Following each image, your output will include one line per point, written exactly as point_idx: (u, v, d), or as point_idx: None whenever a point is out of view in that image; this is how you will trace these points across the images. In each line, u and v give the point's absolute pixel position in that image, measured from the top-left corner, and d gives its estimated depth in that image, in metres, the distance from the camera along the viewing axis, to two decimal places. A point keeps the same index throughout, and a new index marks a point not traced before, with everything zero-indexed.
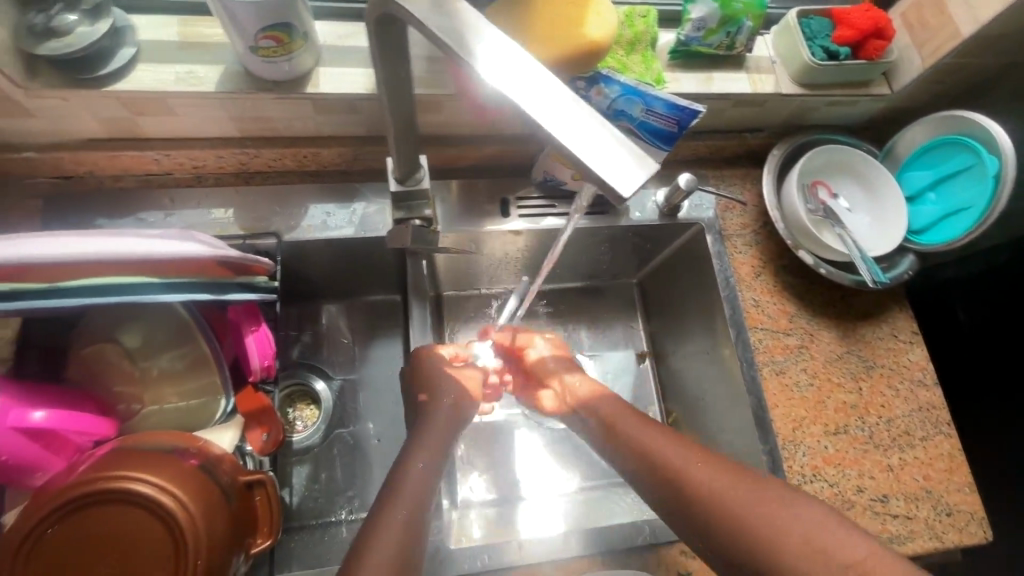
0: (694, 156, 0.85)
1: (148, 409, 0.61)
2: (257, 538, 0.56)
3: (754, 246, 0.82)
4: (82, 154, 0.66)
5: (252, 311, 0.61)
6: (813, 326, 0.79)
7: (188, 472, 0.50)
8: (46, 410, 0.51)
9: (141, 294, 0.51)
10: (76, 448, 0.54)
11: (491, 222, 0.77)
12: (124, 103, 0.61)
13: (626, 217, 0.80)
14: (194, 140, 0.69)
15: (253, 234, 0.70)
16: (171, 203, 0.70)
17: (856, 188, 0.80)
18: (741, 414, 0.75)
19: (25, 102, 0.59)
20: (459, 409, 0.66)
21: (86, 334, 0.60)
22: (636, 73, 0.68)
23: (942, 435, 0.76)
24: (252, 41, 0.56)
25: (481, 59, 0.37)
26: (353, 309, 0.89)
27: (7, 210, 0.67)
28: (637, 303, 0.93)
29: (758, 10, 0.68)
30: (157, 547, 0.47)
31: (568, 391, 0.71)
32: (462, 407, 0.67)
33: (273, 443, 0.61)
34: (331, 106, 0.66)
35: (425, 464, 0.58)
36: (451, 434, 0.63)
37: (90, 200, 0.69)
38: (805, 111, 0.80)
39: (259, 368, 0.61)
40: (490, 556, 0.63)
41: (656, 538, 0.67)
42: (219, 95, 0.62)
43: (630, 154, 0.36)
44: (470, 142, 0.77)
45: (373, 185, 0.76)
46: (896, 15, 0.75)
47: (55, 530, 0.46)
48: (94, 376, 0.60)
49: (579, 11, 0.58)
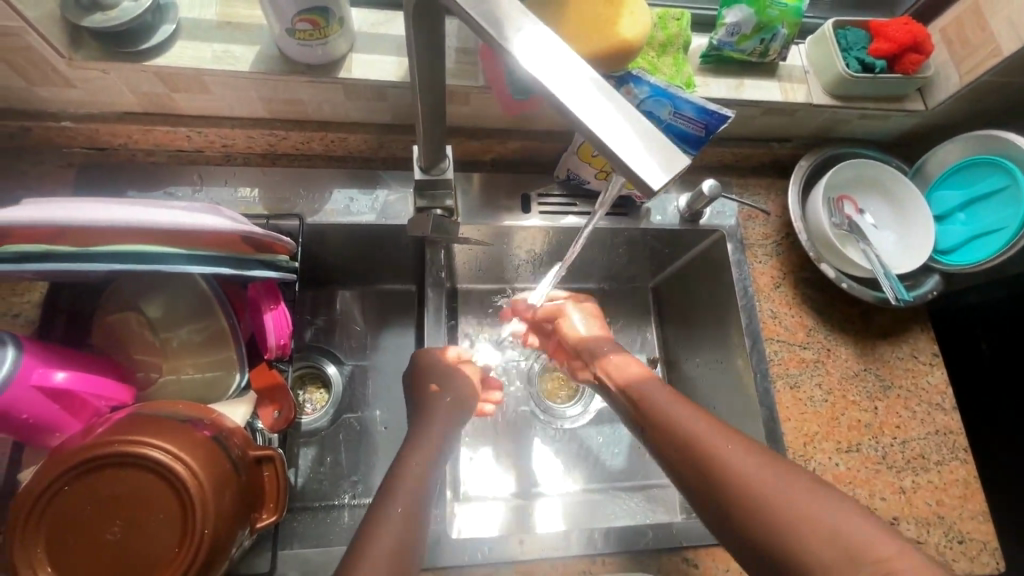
0: (720, 163, 0.84)
1: (165, 378, 0.61)
2: (263, 513, 0.57)
3: (775, 256, 0.81)
4: (116, 127, 0.68)
5: (271, 289, 0.62)
6: (831, 341, 0.78)
7: (200, 442, 0.51)
8: (68, 371, 0.53)
9: (165, 264, 0.51)
10: (94, 411, 0.55)
11: (510, 217, 0.77)
12: (162, 79, 0.63)
13: (646, 220, 0.80)
14: (224, 118, 0.70)
15: (276, 214, 0.71)
16: (199, 179, 0.71)
17: (882, 204, 0.78)
18: (751, 427, 0.74)
19: (68, 72, 0.60)
20: (462, 405, 0.67)
21: (110, 302, 0.62)
22: (667, 75, 0.68)
23: (958, 461, 0.74)
24: (289, 23, 0.57)
25: (519, 48, 0.37)
26: (367, 296, 0.90)
27: (42, 177, 0.69)
28: (651, 308, 0.92)
29: (794, 18, 0.67)
30: (167, 513, 0.48)
31: (609, 371, 0.68)
32: (467, 405, 0.67)
33: (284, 420, 0.62)
34: (361, 92, 0.67)
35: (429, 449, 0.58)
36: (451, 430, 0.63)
37: (122, 172, 0.71)
38: (836, 124, 0.79)
39: (275, 346, 0.62)
40: (490, 548, 0.63)
41: (659, 543, 0.66)
42: (253, 75, 0.63)
43: (663, 148, 0.35)
44: (496, 135, 0.77)
45: (396, 174, 0.77)
46: (935, 31, 0.74)
47: (71, 488, 0.47)
48: (116, 345, 0.61)
49: (614, 10, 0.58)
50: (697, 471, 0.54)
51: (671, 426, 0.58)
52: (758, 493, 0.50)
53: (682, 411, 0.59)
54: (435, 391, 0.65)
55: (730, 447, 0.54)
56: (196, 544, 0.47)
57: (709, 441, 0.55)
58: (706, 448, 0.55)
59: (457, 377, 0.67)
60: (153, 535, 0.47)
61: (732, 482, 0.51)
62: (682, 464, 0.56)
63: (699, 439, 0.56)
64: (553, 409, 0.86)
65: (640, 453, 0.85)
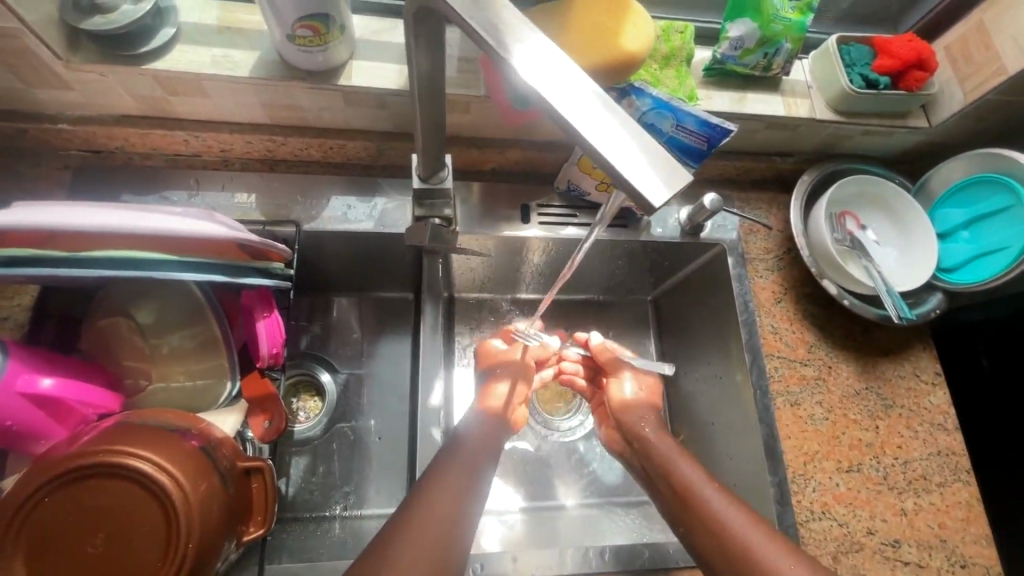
0: (721, 176, 0.84)
1: (155, 386, 0.60)
2: (251, 526, 0.55)
3: (776, 271, 0.80)
4: (114, 129, 0.67)
5: (265, 296, 0.61)
6: (832, 358, 0.77)
7: (187, 453, 0.50)
8: (55, 378, 0.52)
9: (157, 271, 0.51)
10: (81, 419, 0.54)
11: (510, 227, 0.76)
12: (160, 83, 0.62)
13: (647, 232, 0.79)
14: (224, 123, 0.70)
15: (273, 220, 0.70)
16: (196, 184, 0.71)
17: (885, 221, 0.78)
18: (750, 445, 0.73)
19: (65, 74, 0.60)
20: (490, 438, 0.65)
21: (101, 307, 0.61)
22: (670, 87, 0.67)
23: (960, 483, 0.73)
24: (290, 29, 0.56)
25: (521, 61, 0.37)
26: (363, 304, 0.89)
27: (37, 178, 0.68)
28: (650, 321, 0.91)
29: (797, 33, 0.67)
30: (150, 526, 0.46)
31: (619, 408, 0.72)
32: (503, 429, 0.67)
33: (276, 431, 0.60)
34: (361, 100, 0.66)
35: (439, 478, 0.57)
36: (485, 461, 0.61)
37: (118, 174, 0.70)
38: (839, 139, 0.79)
39: (267, 355, 0.60)
40: (485, 564, 0.62)
41: (656, 563, 0.65)
42: (253, 80, 0.62)
43: (666, 163, 0.35)
44: (496, 145, 0.76)
45: (394, 181, 0.76)
46: (940, 48, 0.74)
47: (52, 499, 0.46)
48: (106, 349, 0.60)
49: (617, 22, 0.58)
50: (714, 546, 0.55)
51: (687, 485, 0.60)
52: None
53: (698, 474, 0.61)
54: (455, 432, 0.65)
55: (751, 529, 0.55)
56: (180, 558, 0.46)
57: (726, 518, 0.56)
58: (721, 520, 0.56)
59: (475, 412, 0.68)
60: (133, 550, 0.46)
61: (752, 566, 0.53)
62: (693, 540, 0.57)
63: (712, 506, 0.57)
64: (552, 422, 0.85)
65: None
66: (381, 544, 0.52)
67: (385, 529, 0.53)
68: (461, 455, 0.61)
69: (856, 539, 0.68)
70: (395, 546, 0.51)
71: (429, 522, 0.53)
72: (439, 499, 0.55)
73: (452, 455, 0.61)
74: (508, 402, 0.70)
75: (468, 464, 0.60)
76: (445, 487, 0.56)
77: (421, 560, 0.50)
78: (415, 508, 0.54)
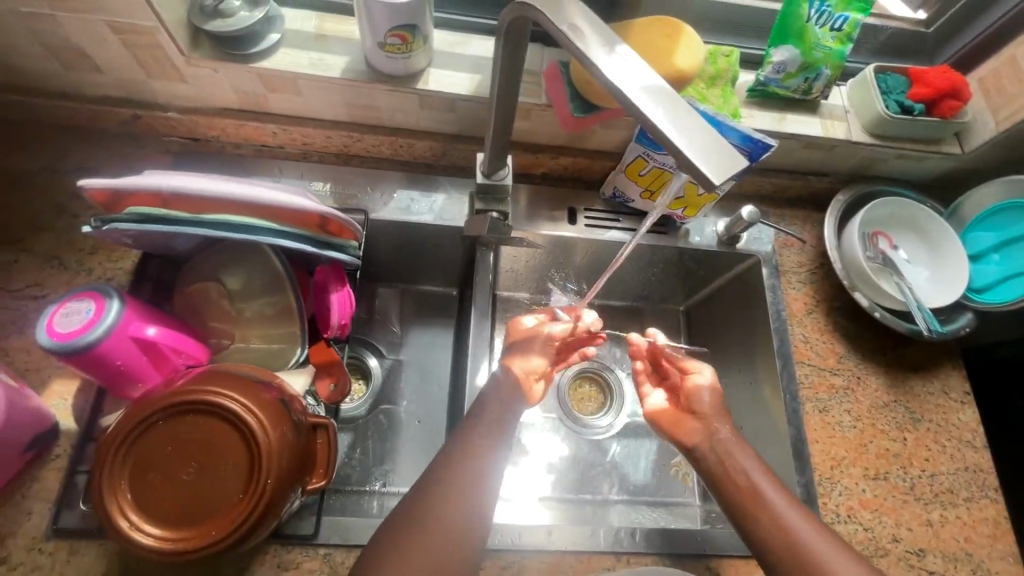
0: (758, 193, 0.88)
1: (235, 346, 0.67)
2: (313, 478, 0.60)
3: (808, 284, 0.84)
4: (214, 120, 0.76)
5: (338, 272, 0.67)
6: (861, 370, 0.80)
7: (269, 401, 0.55)
8: (158, 328, 0.58)
9: (257, 235, 0.58)
10: (174, 368, 0.60)
11: (557, 226, 0.82)
12: (262, 80, 0.70)
13: (685, 239, 0.84)
14: (309, 119, 0.78)
15: (345, 208, 0.77)
16: (278, 172, 0.79)
17: (917, 242, 0.81)
18: (778, 446, 0.75)
19: (183, 68, 0.68)
20: (514, 394, 0.66)
21: (193, 273, 0.68)
22: (715, 105, 0.72)
23: (987, 499, 0.74)
24: (382, 38, 0.64)
25: (606, 64, 0.43)
26: (411, 295, 0.95)
27: (142, 159, 0.77)
28: (682, 329, 0.95)
29: (837, 61, 0.73)
30: (238, 461, 0.52)
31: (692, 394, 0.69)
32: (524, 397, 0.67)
33: (340, 393, 0.67)
34: (434, 103, 0.74)
35: (482, 442, 0.61)
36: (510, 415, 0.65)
37: (211, 159, 0.78)
38: (873, 162, 0.83)
39: (336, 326, 0.67)
40: (520, 534, 0.65)
41: (685, 549, 0.68)
42: (342, 81, 0.70)
43: (727, 151, 0.40)
44: (550, 151, 0.83)
45: (453, 180, 0.83)
46: (974, 80, 0.78)
47: (163, 423, 0.52)
48: (197, 309, 0.67)
49: (671, 43, 0.64)
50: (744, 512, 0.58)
51: (720, 468, 0.63)
52: (821, 571, 0.54)
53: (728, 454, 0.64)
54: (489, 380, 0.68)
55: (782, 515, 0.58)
56: (259, 493, 0.51)
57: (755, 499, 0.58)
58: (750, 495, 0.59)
59: (504, 373, 0.68)
60: (222, 483, 0.52)
61: (790, 541, 0.56)
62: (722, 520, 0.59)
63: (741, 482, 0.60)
64: (583, 420, 0.89)
65: (665, 470, 0.86)
66: (431, 499, 0.56)
67: (431, 481, 0.58)
68: (501, 420, 0.64)
69: (881, 545, 0.70)
70: (448, 500, 0.56)
71: (477, 482, 0.57)
72: (485, 463, 0.59)
73: (477, 418, 0.63)
74: (527, 374, 0.70)
75: (492, 424, 0.63)
76: (490, 453, 0.60)
77: (458, 521, 0.55)
78: (454, 472, 0.58)
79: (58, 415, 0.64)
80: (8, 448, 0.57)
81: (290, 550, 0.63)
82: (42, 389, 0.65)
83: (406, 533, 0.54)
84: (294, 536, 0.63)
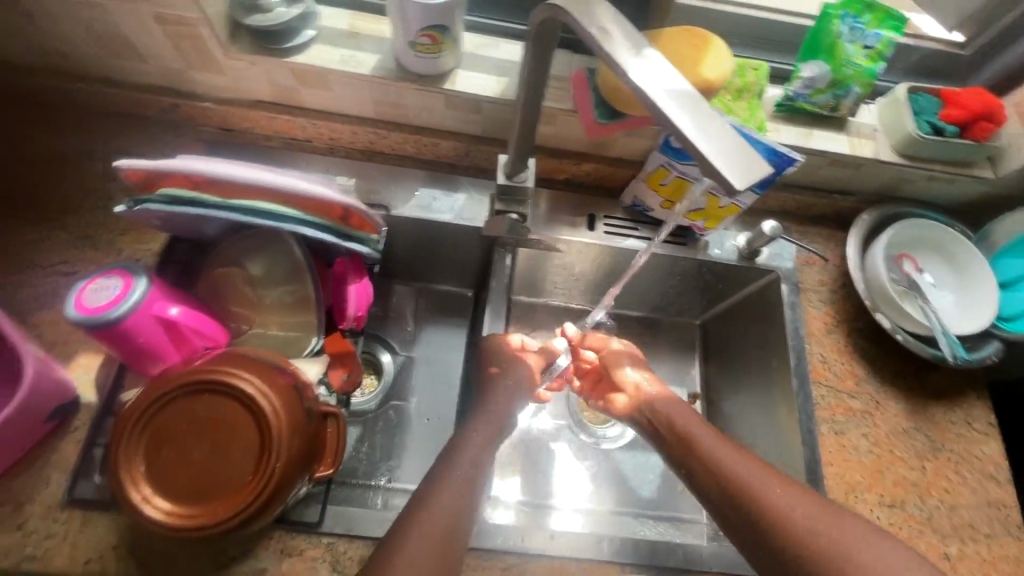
0: (781, 209, 0.87)
1: (253, 331, 0.68)
2: (320, 465, 0.61)
3: (829, 303, 0.83)
4: (246, 111, 0.78)
5: (357, 265, 0.68)
6: (881, 394, 0.78)
7: (282, 386, 0.56)
8: (181, 308, 0.60)
9: (282, 223, 0.59)
10: (193, 349, 0.62)
11: (576, 232, 0.82)
12: (295, 74, 0.72)
13: (704, 251, 0.83)
14: (337, 115, 0.79)
15: (367, 203, 0.78)
16: (306, 166, 0.80)
17: (943, 266, 0.80)
18: (791, 466, 0.74)
19: (221, 60, 0.71)
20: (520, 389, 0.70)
21: (217, 258, 0.69)
22: (741, 118, 0.72)
23: (1009, 537, 0.71)
24: (413, 38, 0.66)
25: (634, 66, 0.44)
26: (428, 294, 0.96)
27: (177, 146, 0.80)
28: (697, 343, 0.94)
29: (867, 79, 0.72)
30: (250, 443, 0.53)
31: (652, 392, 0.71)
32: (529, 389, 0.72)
33: (351, 383, 0.68)
34: (461, 104, 0.75)
35: None
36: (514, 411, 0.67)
37: (242, 150, 0.80)
38: (901, 183, 0.82)
39: (352, 317, 0.68)
40: (520, 537, 0.65)
41: (688, 564, 0.66)
42: (372, 78, 0.72)
43: (751, 156, 0.40)
44: (573, 157, 0.83)
45: (474, 181, 0.84)
46: (1009, 104, 0.77)
47: (180, 400, 0.53)
48: (219, 293, 0.69)
49: (698, 53, 0.64)
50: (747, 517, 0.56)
51: None
52: None
53: None
54: (496, 372, 0.71)
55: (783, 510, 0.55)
56: (267, 476, 0.52)
57: None
58: None
59: (515, 367, 0.71)
60: (233, 463, 0.53)
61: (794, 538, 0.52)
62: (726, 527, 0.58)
63: None
64: (589, 429, 0.88)
65: (672, 484, 0.85)
66: (437, 494, 0.56)
67: (438, 478, 0.58)
68: None
69: None
70: (453, 497, 0.56)
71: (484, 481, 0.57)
72: None
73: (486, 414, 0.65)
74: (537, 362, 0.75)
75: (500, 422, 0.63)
76: None
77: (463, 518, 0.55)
78: (461, 471, 0.59)
79: (81, 388, 0.66)
80: (29, 416, 0.59)
81: (294, 536, 0.63)
82: (67, 362, 0.67)
83: (410, 527, 0.54)
84: (300, 523, 0.63)
